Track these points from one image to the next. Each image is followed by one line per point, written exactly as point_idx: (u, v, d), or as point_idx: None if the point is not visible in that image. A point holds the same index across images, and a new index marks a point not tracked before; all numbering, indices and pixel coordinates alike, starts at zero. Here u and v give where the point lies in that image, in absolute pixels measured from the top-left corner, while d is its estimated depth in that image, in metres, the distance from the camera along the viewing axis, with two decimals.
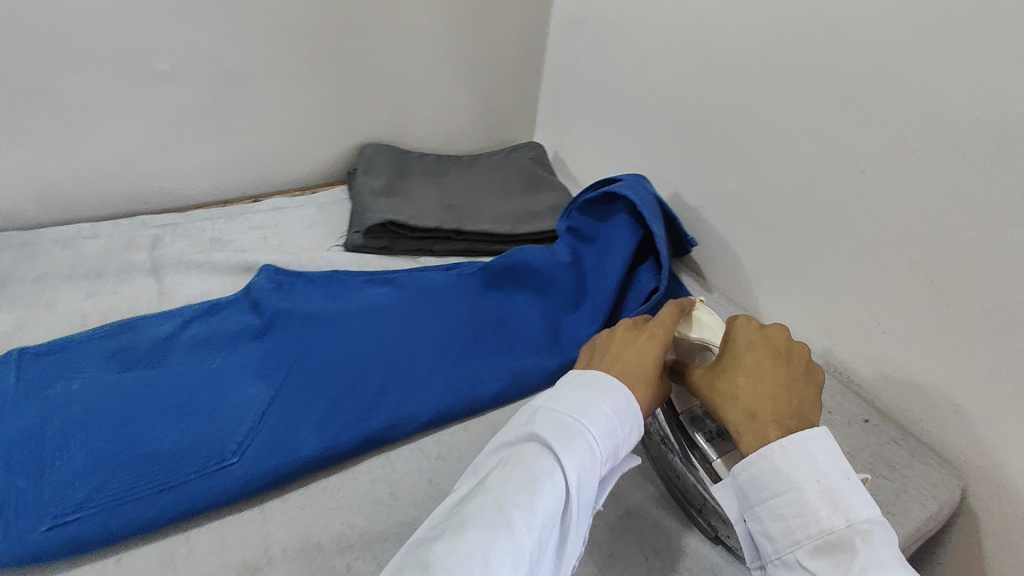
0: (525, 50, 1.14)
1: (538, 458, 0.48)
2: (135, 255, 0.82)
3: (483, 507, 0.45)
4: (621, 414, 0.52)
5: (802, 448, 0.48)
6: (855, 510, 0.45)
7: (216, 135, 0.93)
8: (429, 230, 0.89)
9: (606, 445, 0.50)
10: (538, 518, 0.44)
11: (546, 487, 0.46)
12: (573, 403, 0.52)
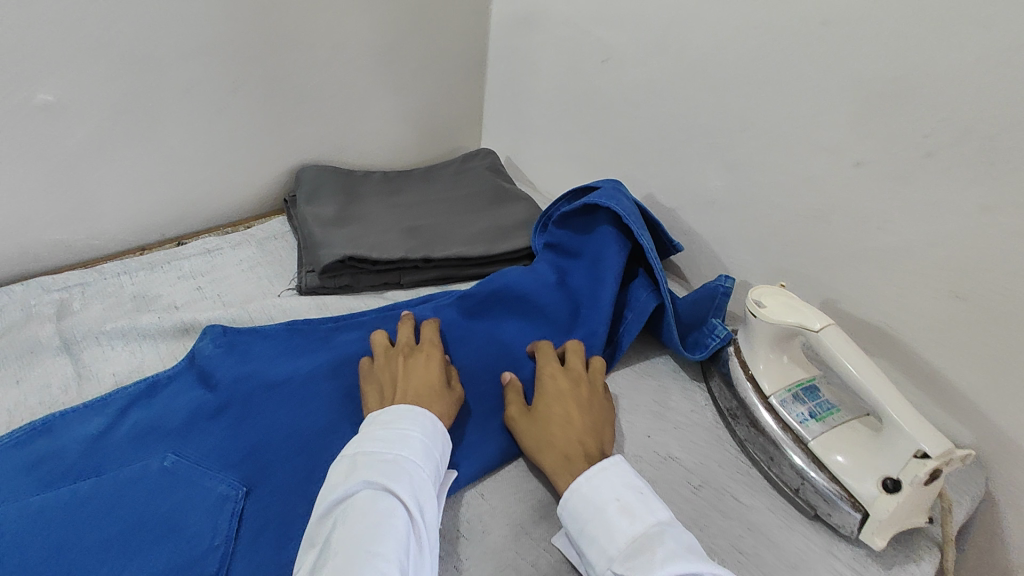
0: (469, 51, 1.05)
1: (374, 501, 0.46)
2: (38, 330, 0.67)
3: (333, 574, 0.42)
4: (424, 431, 0.53)
5: (603, 474, 0.52)
6: (649, 517, 0.49)
7: (121, 173, 0.78)
8: (394, 262, 0.80)
9: (428, 466, 0.50)
10: (397, 557, 0.43)
11: (393, 525, 0.45)
12: (383, 437, 0.51)
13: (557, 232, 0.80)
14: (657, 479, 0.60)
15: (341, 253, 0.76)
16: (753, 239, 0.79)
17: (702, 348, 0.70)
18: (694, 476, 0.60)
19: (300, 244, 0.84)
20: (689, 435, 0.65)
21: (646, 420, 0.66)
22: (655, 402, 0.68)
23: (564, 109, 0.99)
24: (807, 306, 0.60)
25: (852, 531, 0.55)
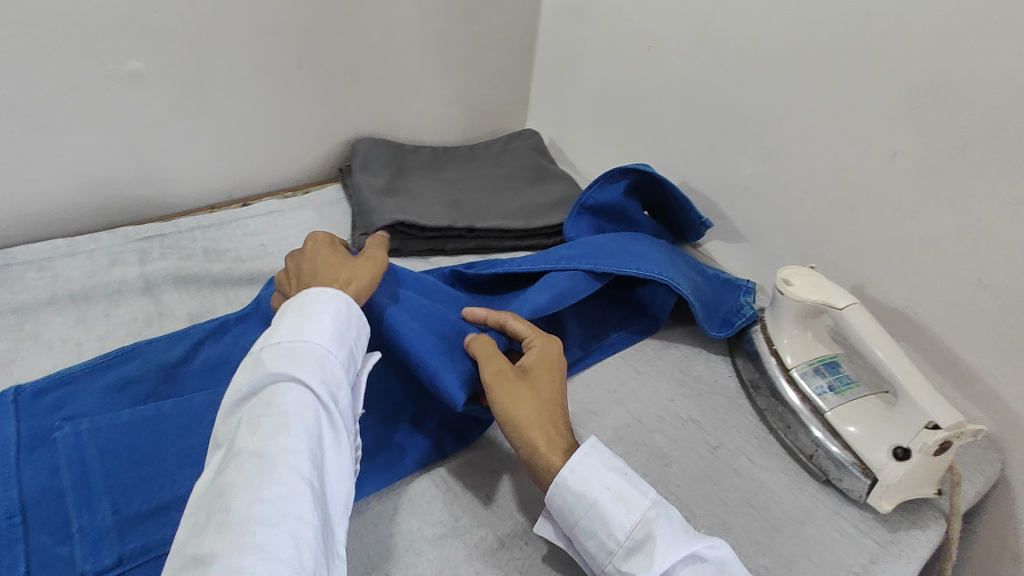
0: (519, 36, 1.09)
1: (277, 393, 0.46)
2: (123, 273, 0.75)
3: (243, 467, 0.42)
4: (336, 318, 0.52)
5: (588, 466, 0.52)
6: (639, 502, 0.50)
7: (195, 137, 0.86)
8: (440, 229, 0.85)
9: (334, 357, 0.50)
10: (304, 447, 0.44)
11: (300, 416, 0.45)
12: (291, 331, 0.50)
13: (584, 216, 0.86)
14: (679, 437, 0.64)
15: (391, 218, 0.82)
16: (786, 225, 0.82)
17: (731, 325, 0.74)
18: (712, 438, 0.64)
19: (354, 210, 0.90)
20: (710, 402, 0.68)
21: (671, 386, 0.70)
22: (680, 371, 0.72)
23: (607, 94, 1.02)
24: (831, 285, 0.63)
25: (859, 495, 0.58)
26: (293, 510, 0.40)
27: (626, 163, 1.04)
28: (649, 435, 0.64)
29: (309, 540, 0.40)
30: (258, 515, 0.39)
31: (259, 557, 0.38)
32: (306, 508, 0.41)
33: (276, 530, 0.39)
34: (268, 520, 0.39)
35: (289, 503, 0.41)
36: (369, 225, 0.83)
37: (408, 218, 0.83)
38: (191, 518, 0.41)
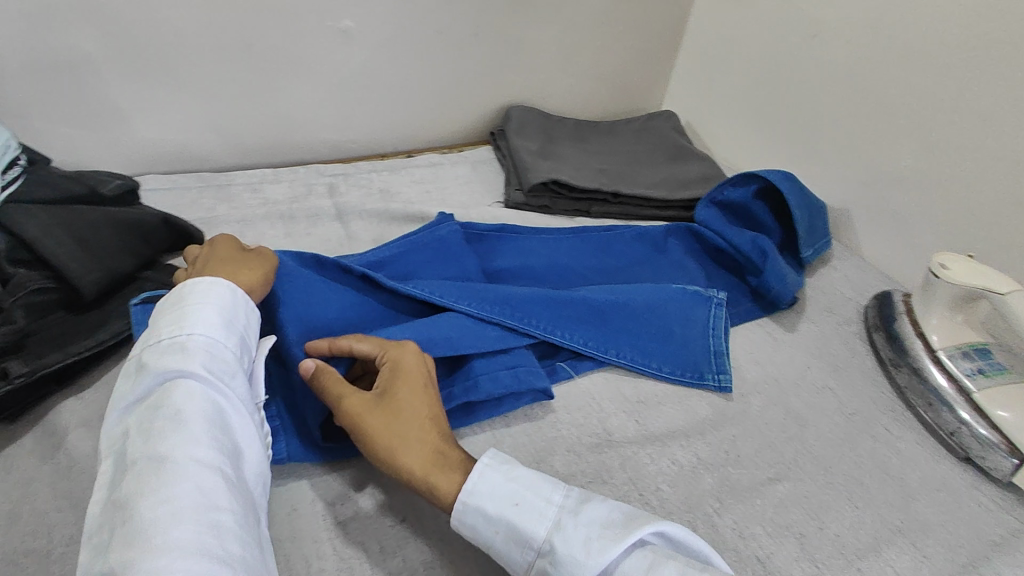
0: (672, 19, 1.13)
1: (167, 393, 0.44)
2: (318, 202, 0.88)
3: (138, 476, 0.41)
4: (220, 306, 0.50)
5: (476, 505, 0.46)
6: (533, 534, 0.45)
7: (381, 91, 0.97)
8: (588, 191, 0.92)
9: (223, 347, 0.48)
10: (202, 437, 0.43)
11: (190, 413, 0.44)
12: (167, 331, 0.48)
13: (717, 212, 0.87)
14: (816, 401, 0.67)
15: (546, 177, 0.90)
16: (939, 216, 0.82)
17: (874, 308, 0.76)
18: (848, 405, 0.67)
19: (508, 168, 0.99)
20: (848, 376, 0.71)
21: (810, 355, 0.73)
22: (816, 344, 0.75)
23: (756, 79, 1.04)
24: (989, 271, 0.64)
25: (1002, 475, 0.60)
26: (201, 501, 0.40)
27: (767, 147, 1.06)
28: (785, 395, 0.67)
29: (225, 525, 0.41)
30: (163, 516, 0.39)
31: (175, 552, 0.37)
32: (217, 494, 0.41)
33: (191, 522, 0.39)
34: (175, 516, 0.39)
35: (198, 494, 0.40)
36: (525, 182, 0.91)
37: (562, 178, 0.90)
38: (92, 538, 0.40)
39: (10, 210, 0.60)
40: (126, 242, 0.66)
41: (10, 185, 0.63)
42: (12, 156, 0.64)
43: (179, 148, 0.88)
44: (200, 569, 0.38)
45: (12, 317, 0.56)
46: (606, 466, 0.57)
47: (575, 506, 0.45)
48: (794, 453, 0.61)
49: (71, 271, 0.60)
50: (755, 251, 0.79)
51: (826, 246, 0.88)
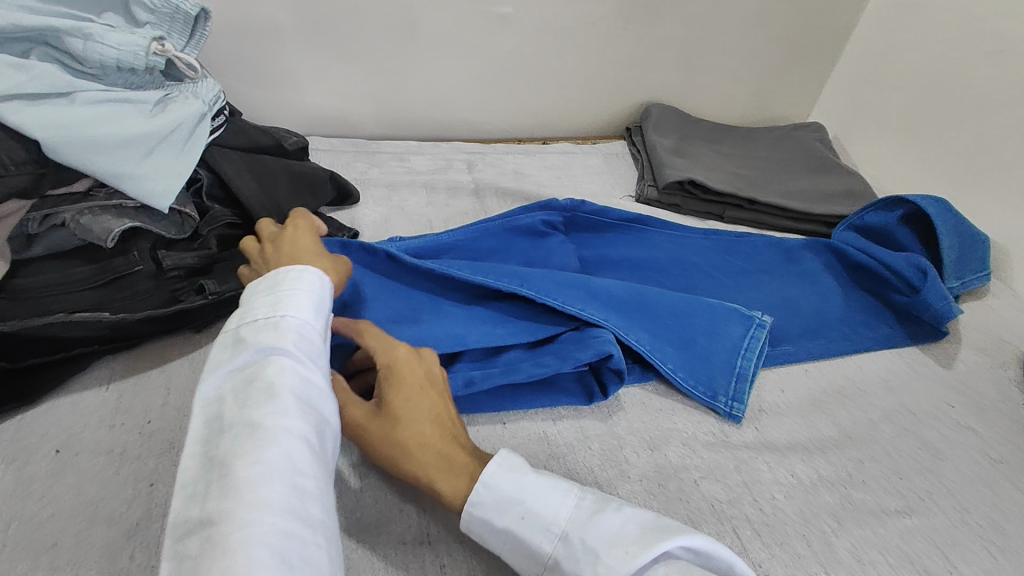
0: (833, 26, 1.08)
1: (264, 363, 0.43)
2: (458, 176, 0.93)
3: (233, 436, 0.39)
4: (311, 291, 0.49)
5: (479, 517, 0.46)
6: (540, 548, 0.44)
7: (528, 77, 1.01)
8: (723, 195, 0.90)
9: (314, 332, 0.47)
10: (296, 409, 0.41)
11: (286, 381, 0.42)
12: (265, 309, 0.47)
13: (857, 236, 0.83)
14: (956, 439, 0.63)
15: (682, 176, 0.89)
16: None
17: None
18: (992, 450, 0.62)
19: (642, 163, 0.99)
20: (995, 419, 0.65)
21: (954, 393, 0.68)
22: (960, 381, 0.69)
23: (922, 96, 0.98)
24: None
25: None
26: (291, 470, 0.38)
27: (923, 170, 0.99)
28: (920, 427, 0.63)
29: (311, 500, 0.39)
30: (261, 480, 0.37)
31: (266, 519, 0.36)
32: (305, 467, 0.39)
33: (285, 491, 0.37)
34: (268, 480, 0.37)
35: (289, 463, 0.38)
36: (659, 178, 0.91)
37: (698, 179, 0.89)
38: (182, 491, 0.38)
39: (214, 152, 0.69)
40: (299, 192, 0.75)
41: (217, 133, 0.71)
42: (220, 106, 0.72)
43: (341, 115, 0.97)
44: (286, 539, 0.36)
45: (208, 246, 0.65)
46: (721, 465, 0.57)
47: (581, 525, 0.44)
48: (926, 488, 0.58)
49: (256, 209, 0.68)
50: (912, 270, 0.74)
51: (981, 282, 0.80)
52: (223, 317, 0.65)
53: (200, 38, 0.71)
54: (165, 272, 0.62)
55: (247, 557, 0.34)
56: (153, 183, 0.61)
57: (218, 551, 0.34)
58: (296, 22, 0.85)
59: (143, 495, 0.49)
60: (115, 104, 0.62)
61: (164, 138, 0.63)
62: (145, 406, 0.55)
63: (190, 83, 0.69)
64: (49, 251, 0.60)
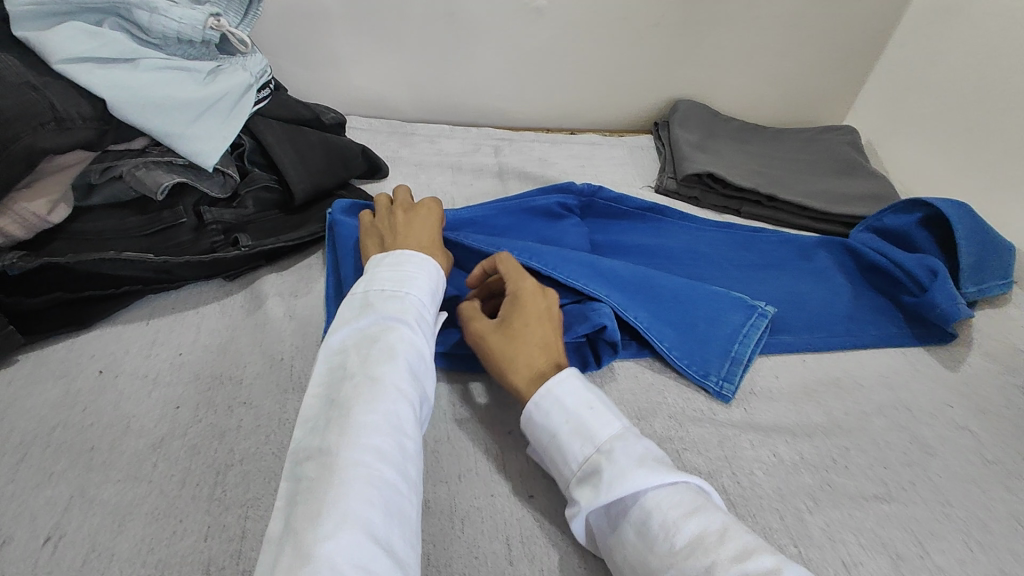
0: (873, 30, 1.07)
1: (387, 329, 0.50)
2: (484, 159, 0.98)
3: (354, 385, 0.46)
4: (427, 277, 0.56)
5: (553, 395, 0.51)
6: (597, 435, 0.48)
7: (560, 68, 1.04)
8: (742, 190, 0.91)
9: (427, 312, 0.54)
10: (406, 373, 0.48)
11: (403, 348, 0.49)
12: (390, 283, 0.54)
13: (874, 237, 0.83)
14: (951, 437, 0.63)
15: (701, 169, 0.91)
16: None
17: None
18: (988, 452, 0.62)
19: (665, 157, 1.01)
20: (996, 423, 0.65)
21: (956, 394, 0.68)
22: (964, 384, 0.69)
23: (959, 102, 0.96)
24: None
25: None
26: (399, 426, 0.44)
27: (954, 178, 0.98)
28: (915, 423, 0.64)
29: (410, 457, 0.44)
30: (376, 424, 0.43)
31: (377, 456, 0.42)
32: (410, 426, 0.45)
33: (391, 437, 0.43)
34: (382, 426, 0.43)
35: (398, 419, 0.44)
36: (679, 171, 0.93)
37: (717, 173, 0.90)
38: (306, 422, 0.45)
39: (257, 121, 0.75)
40: (333, 162, 0.80)
41: (261, 103, 0.77)
42: (266, 80, 0.78)
43: (379, 97, 1.03)
44: (390, 477, 0.42)
45: (245, 206, 0.72)
46: (704, 439, 0.59)
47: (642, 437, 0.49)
48: (912, 480, 0.58)
49: (290, 175, 0.74)
50: (924, 271, 0.74)
51: (1003, 290, 0.78)
52: (253, 270, 0.71)
53: (252, 17, 0.78)
54: (205, 225, 0.69)
55: (355, 488, 0.40)
56: (202, 144, 0.68)
57: (334, 474, 0.40)
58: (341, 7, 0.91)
59: (169, 415, 0.54)
60: (173, 72, 0.69)
61: (212, 105, 0.70)
62: (177, 341, 0.61)
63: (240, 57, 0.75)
64: (107, 201, 0.67)
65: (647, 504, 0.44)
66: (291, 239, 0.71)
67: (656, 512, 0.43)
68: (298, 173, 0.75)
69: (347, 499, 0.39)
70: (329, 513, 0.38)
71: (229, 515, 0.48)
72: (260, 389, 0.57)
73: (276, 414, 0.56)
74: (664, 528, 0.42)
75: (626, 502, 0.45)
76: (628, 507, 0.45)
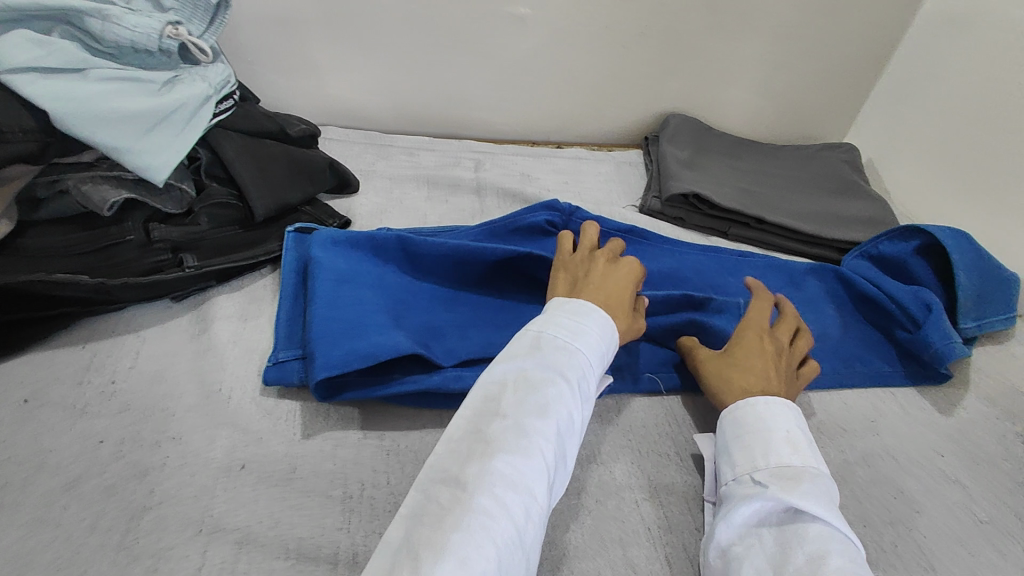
0: (877, 42, 1.01)
1: (547, 380, 0.46)
2: (462, 174, 0.94)
3: (503, 428, 0.43)
4: (603, 335, 0.52)
5: (783, 407, 0.52)
6: (809, 461, 0.49)
7: (546, 79, 1.00)
8: (730, 212, 0.87)
9: (593, 376, 0.49)
10: (554, 438, 0.44)
11: (559, 407, 0.45)
12: (565, 331, 0.50)
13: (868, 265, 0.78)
14: (940, 492, 0.58)
15: (687, 189, 0.86)
16: None
17: None
18: (979, 509, 0.57)
19: (652, 174, 0.96)
20: (990, 476, 0.60)
21: (945, 441, 0.63)
22: (957, 430, 0.64)
23: (967, 122, 0.90)
24: None
25: None
26: (531, 490, 0.41)
27: (959, 202, 0.92)
28: (901, 475, 0.59)
29: (533, 525, 0.40)
30: (515, 481, 0.40)
31: (504, 513, 0.38)
32: (541, 494, 0.42)
33: (521, 499, 0.40)
34: (519, 485, 0.40)
35: (535, 484, 0.41)
36: (664, 190, 0.88)
37: (704, 193, 0.86)
38: (449, 443, 0.42)
39: (217, 135, 0.72)
40: (297, 177, 0.76)
41: (222, 115, 0.74)
42: (229, 91, 0.75)
43: (357, 107, 0.99)
44: (508, 542, 0.38)
45: (198, 222, 0.68)
46: (667, 488, 0.55)
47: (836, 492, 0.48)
48: (894, 541, 0.53)
49: (250, 193, 0.71)
50: (917, 304, 0.69)
51: (1005, 325, 0.73)
52: (203, 291, 0.68)
53: (219, 26, 0.75)
54: (152, 243, 0.65)
55: (479, 537, 0.37)
56: (153, 157, 0.64)
57: (461, 514, 0.38)
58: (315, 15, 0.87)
59: (91, 450, 0.51)
60: (126, 82, 0.65)
61: (167, 116, 0.67)
62: (112, 368, 0.58)
63: (200, 68, 0.72)
64: (54, 216, 0.64)
65: (824, 532, 0.43)
66: (243, 260, 0.69)
67: (829, 545, 0.42)
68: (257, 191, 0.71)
69: (465, 541, 0.36)
70: (450, 550, 0.36)
71: (137, 565, 0.45)
72: (191, 423, 0.54)
73: (204, 451, 0.52)
74: (825, 559, 0.41)
75: (797, 517, 0.45)
76: (798, 522, 0.44)
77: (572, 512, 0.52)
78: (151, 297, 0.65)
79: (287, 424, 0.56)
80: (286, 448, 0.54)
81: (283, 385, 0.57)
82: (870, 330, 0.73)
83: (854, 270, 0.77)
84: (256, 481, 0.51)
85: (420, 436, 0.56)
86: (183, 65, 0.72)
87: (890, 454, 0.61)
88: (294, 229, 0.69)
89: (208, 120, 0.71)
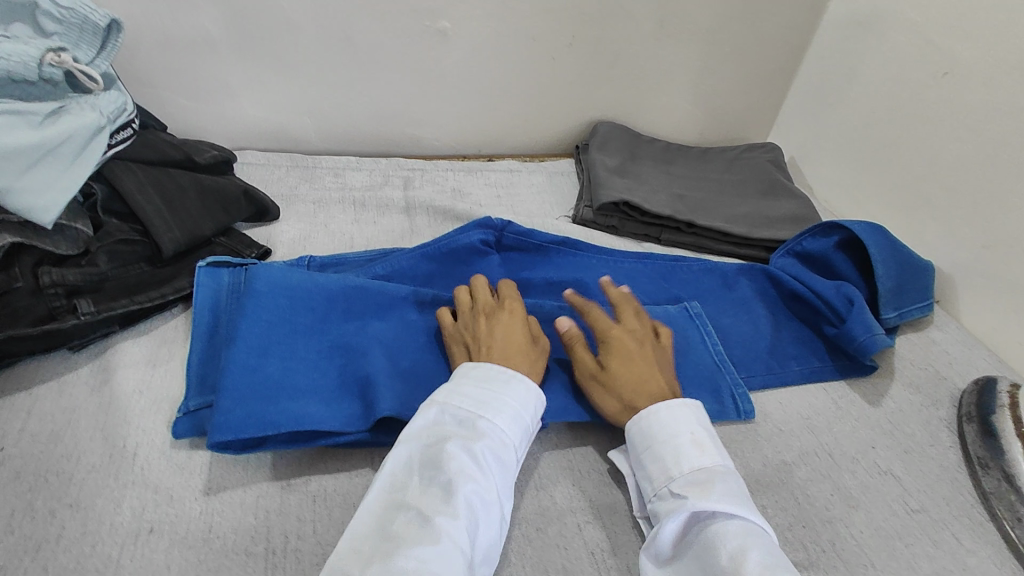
0: (788, 44, 1.05)
1: (451, 458, 0.45)
2: (391, 193, 0.91)
3: (408, 520, 0.41)
4: (516, 399, 0.50)
5: (686, 411, 0.52)
6: (715, 460, 0.49)
7: (472, 93, 0.98)
8: (661, 218, 0.87)
9: (505, 442, 0.48)
10: (464, 520, 0.42)
11: (464, 486, 0.43)
12: (471, 401, 0.49)
13: (795, 263, 0.79)
14: (874, 485, 0.59)
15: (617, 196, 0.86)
16: None
17: (971, 391, 0.67)
18: (913, 499, 0.58)
19: (584, 182, 0.96)
20: (921, 464, 0.62)
21: (876, 432, 0.64)
22: (889, 421, 0.66)
23: (876, 119, 0.94)
24: None
25: None
26: None
27: (875, 196, 0.96)
28: (839, 473, 0.60)
29: None
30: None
31: None
32: None
33: None
34: None
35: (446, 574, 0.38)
36: (595, 199, 0.88)
37: (633, 200, 0.86)
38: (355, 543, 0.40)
39: (114, 168, 0.67)
40: (209, 207, 0.72)
41: (119, 146, 0.69)
42: (126, 119, 0.70)
43: (277, 128, 0.95)
44: None
45: (98, 264, 0.62)
46: (610, 508, 0.54)
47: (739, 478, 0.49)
48: (832, 540, 0.54)
49: (159, 231, 0.66)
50: (839, 299, 0.71)
51: (923, 313, 0.76)
52: (105, 337, 0.63)
53: (111, 52, 0.69)
54: (43, 288, 0.58)
55: None
56: (36, 198, 0.58)
57: None
58: (219, 37, 0.82)
59: None
60: (3, 114, 0.59)
61: (53, 149, 0.61)
62: (1, 432, 0.53)
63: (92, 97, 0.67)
64: None
65: (743, 531, 0.44)
66: (149, 299, 0.64)
67: (748, 546, 0.43)
68: (168, 227, 0.66)
69: None
70: None
71: None
72: (93, 486, 0.50)
73: (108, 517, 0.48)
74: (746, 560, 0.42)
75: (715, 523, 0.45)
76: (717, 529, 0.44)
77: (510, 545, 0.50)
78: (50, 347, 0.59)
79: (203, 479, 0.51)
80: (200, 505, 0.49)
81: (196, 436, 0.53)
82: (799, 326, 0.74)
83: (779, 267, 0.79)
84: (169, 544, 0.47)
85: (350, 477, 0.53)
86: (70, 93, 0.66)
87: (824, 452, 0.62)
88: (206, 262, 0.62)
89: (101, 154, 0.66)
